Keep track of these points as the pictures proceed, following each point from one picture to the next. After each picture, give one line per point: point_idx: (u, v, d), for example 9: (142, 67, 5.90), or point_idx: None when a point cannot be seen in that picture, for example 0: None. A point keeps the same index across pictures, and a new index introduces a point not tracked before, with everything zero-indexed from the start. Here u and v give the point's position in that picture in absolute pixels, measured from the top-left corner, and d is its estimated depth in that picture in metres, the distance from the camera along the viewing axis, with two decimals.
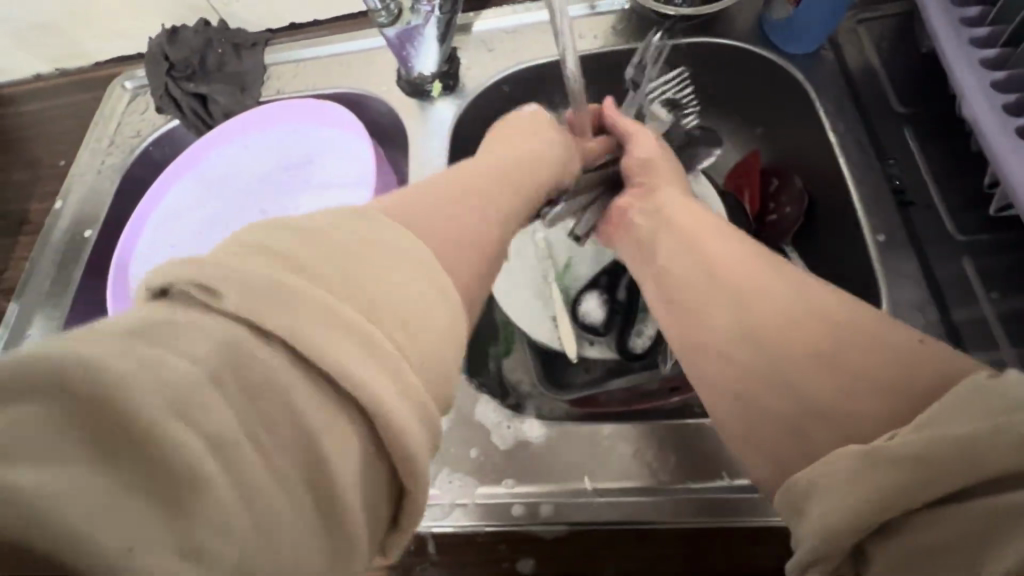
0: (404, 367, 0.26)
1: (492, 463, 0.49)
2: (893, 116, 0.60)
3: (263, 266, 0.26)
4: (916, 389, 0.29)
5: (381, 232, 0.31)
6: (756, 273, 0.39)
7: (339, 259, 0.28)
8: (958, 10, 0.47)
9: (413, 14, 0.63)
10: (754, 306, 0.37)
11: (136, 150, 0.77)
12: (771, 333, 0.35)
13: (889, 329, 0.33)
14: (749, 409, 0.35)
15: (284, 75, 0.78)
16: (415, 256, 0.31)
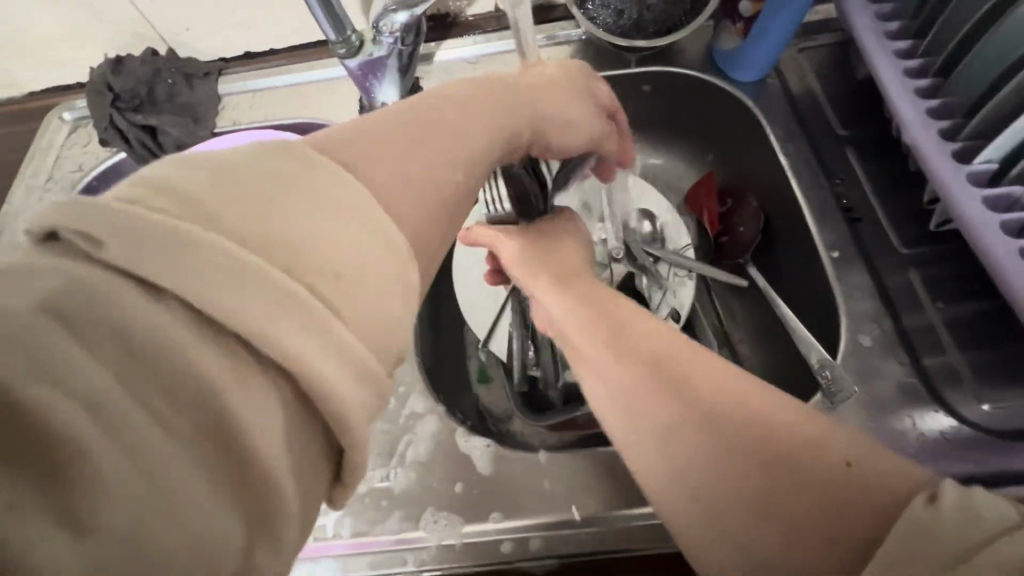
0: (341, 334, 0.23)
1: (477, 498, 0.47)
2: (835, 138, 0.64)
3: (142, 197, 0.23)
4: (867, 530, 0.29)
5: (303, 173, 0.27)
6: (670, 391, 0.38)
7: (246, 200, 0.24)
8: (893, 43, 0.50)
9: (375, 46, 0.63)
10: (679, 439, 0.36)
11: (77, 184, 0.72)
12: (706, 479, 0.35)
13: (821, 449, 0.33)
14: (702, 554, 0.35)
15: (240, 106, 0.76)
16: (366, 217, 0.27)
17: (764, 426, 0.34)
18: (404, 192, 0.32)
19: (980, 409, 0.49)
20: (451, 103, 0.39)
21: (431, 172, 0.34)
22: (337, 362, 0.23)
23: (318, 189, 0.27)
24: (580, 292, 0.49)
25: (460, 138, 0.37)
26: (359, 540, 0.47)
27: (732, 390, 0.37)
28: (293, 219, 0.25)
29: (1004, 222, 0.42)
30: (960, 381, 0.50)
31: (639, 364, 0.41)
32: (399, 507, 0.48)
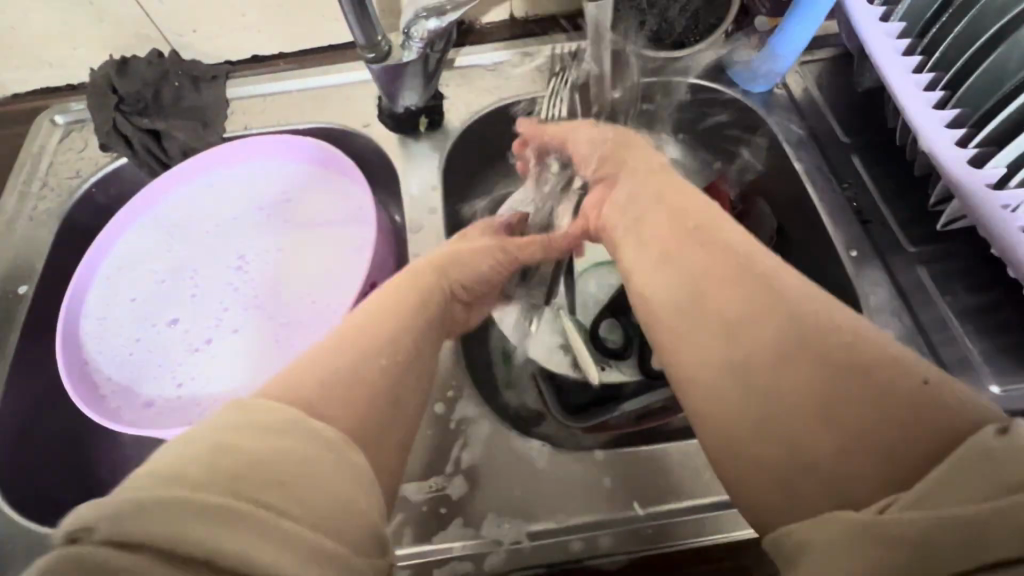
0: (286, 526, 0.28)
1: (538, 500, 0.48)
2: (841, 145, 0.68)
3: (153, 480, 0.28)
4: (923, 450, 0.30)
5: (281, 422, 0.33)
6: (738, 295, 0.39)
7: (225, 453, 0.30)
8: (904, 58, 0.54)
9: (404, 51, 0.62)
10: (743, 336, 0.38)
11: (76, 191, 0.68)
12: (761, 377, 0.36)
13: (893, 372, 0.33)
14: (736, 449, 0.36)
15: (250, 111, 0.73)
16: (312, 438, 0.33)
17: (839, 344, 0.35)
18: (323, 397, 0.36)
19: (991, 392, 0.53)
20: (373, 315, 0.43)
21: (338, 369, 0.37)
22: (274, 540, 0.27)
23: (284, 443, 0.32)
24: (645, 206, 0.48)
25: (371, 332, 0.41)
26: (420, 551, 0.46)
27: (816, 312, 0.36)
28: (260, 451, 0.30)
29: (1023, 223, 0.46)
30: (971, 366, 0.54)
31: (711, 267, 0.41)
32: (459, 515, 0.47)
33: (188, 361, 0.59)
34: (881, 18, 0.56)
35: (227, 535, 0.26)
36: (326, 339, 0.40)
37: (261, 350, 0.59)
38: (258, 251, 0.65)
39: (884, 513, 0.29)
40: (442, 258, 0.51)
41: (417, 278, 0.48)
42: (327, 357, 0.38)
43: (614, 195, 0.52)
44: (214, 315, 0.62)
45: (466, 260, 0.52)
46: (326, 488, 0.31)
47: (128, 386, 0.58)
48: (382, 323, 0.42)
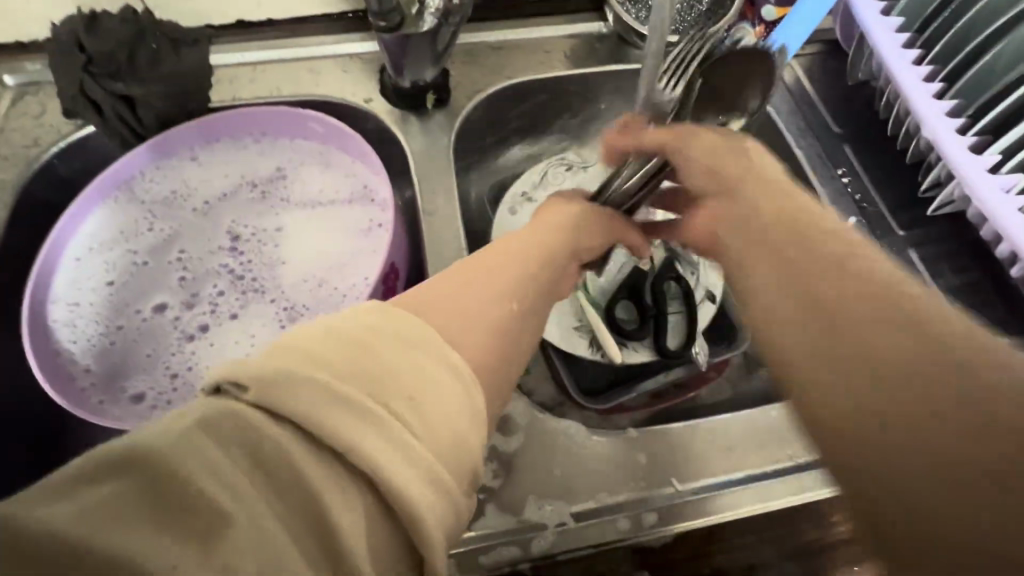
0: (412, 446, 0.28)
1: (577, 479, 0.47)
2: (833, 135, 0.72)
3: (285, 362, 0.28)
4: None
5: (406, 328, 0.32)
6: (883, 321, 0.30)
7: (362, 356, 0.30)
8: (905, 51, 0.58)
9: (419, 22, 0.59)
10: (896, 369, 0.29)
11: (35, 162, 0.60)
12: (914, 419, 0.28)
13: None
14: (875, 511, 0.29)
15: (236, 79, 0.68)
16: (439, 350, 0.32)
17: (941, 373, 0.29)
18: (456, 325, 0.35)
19: None
20: (514, 253, 0.43)
21: (476, 306, 0.37)
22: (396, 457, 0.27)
23: (400, 367, 0.30)
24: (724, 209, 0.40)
25: (510, 277, 0.40)
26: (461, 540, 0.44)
27: (968, 338, 0.29)
28: (394, 365, 0.30)
29: (1021, 205, 0.50)
30: None
31: (831, 270, 0.33)
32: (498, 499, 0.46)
33: (180, 351, 0.54)
34: (882, 12, 0.59)
35: (359, 432, 0.27)
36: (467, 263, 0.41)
37: (264, 336, 0.55)
38: (255, 231, 0.61)
39: None
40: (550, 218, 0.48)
41: (546, 231, 0.47)
42: (471, 292, 0.37)
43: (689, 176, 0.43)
44: (208, 300, 0.57)
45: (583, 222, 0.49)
46: (451, 429, 0.30)
47: (109, 378, 0.52)
48: (512, 269, 0.41)
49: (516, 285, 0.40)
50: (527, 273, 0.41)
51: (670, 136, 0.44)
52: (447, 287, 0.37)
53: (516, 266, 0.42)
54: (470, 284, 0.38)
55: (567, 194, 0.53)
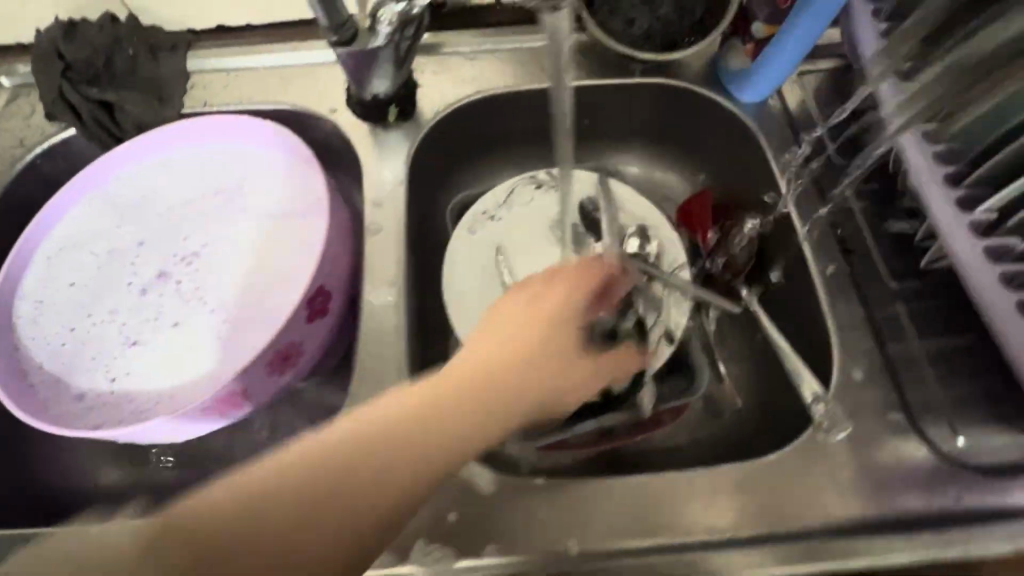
0: None
1: (471, 528, 0.46)
2: (833, 165, 0.64)
3: (204, 521, 0.36)
4: None
5: (314, 491, 0.37)
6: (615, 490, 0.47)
7: (266, 529, 0.36)
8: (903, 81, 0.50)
9: (371, 36, 0.57)
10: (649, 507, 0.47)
11: (19, 162, 0.64)
12: None
13: None
14: None
15: (210, 86, 0.69)
16: (340, 522, 0.38)
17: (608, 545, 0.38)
18: (364, 503, 0.38)
19: (956, 442, 0.51)
20: (466, 397, 0.43)
21: (398, 481, 0.39)
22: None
23: (305, 535, 0.37)
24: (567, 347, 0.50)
25: (450, 432, 0.42)
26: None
27: None
28: (306, 531, 0.37)
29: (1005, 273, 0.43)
30: (936, 409, 0.52)
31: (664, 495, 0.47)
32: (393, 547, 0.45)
33: (124, 354, 0.57)
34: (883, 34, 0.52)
35: None
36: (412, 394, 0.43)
37: (203, 349, 0.57)
38: (209, 240, 0.63)
39: None
40: (519, 334, 0.48)
41: (501, 348, 0.47)
42: (398, 456, 0.40)
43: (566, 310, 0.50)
44: (156, 307, 0.60)
45: (571, 320, 0.50)
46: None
47: (56, 376, 0.56)
48: (459, 426, 0.42)
49: (447, 440, 0.41)
50: (469, 430, 0.42)
51: (563, 291, 0.51)
52: (388, 421, 0.41)
53: (457, 409, 0.42)
54: (406, 429, 0.41)
55: (568, 301, 0.51)
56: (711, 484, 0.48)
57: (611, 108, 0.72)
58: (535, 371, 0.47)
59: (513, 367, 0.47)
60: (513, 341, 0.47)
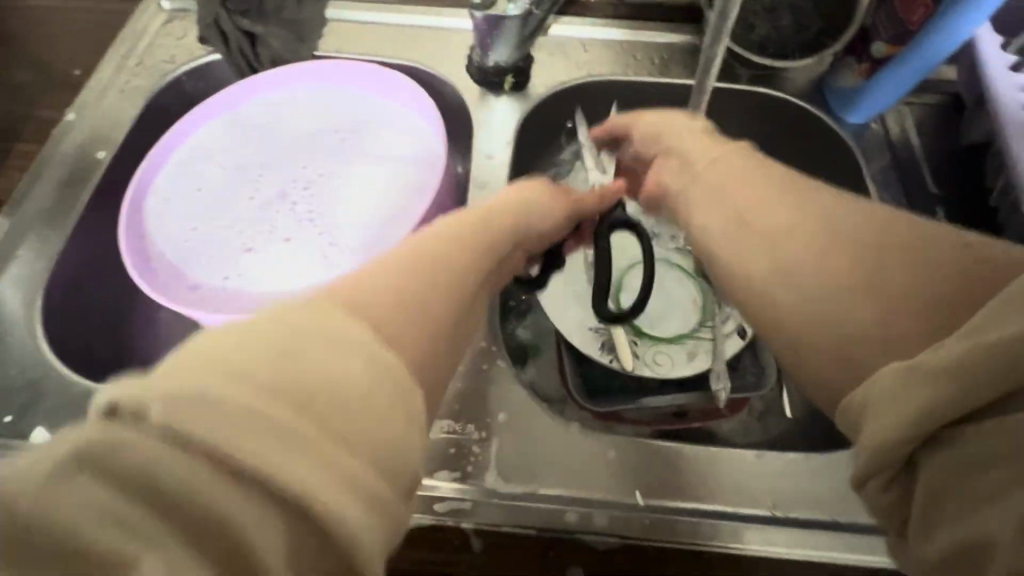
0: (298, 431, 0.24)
1: (542, 468, 0.48)
2: (927, 195, 0.65)
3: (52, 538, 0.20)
4: (972, 290, 0.28)
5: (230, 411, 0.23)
6: (742, 166, 0.42)
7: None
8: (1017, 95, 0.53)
9: (511, 5, 0.63)
10: (739, 189, 0.40)
11: (166, 76, 0.71)
12: (877, 232, 0.32)
13: (930, 237, 0.31)
14: (790, 272, 0.34)
15: (343, 35, 0.75)
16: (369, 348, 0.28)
17: (904, 230, 0.32)
18: (391, 305, 0.32)
19: None
20: (450, 243, 0.40)
21: (428, 289, 0.35)
22: (335, 476, 0.24)
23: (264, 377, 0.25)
24: (493, 250, 0.44)
25: (460, 271, 0.39)
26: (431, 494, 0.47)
27: (857, 207, 0.34)
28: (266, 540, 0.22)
29: None
30: None
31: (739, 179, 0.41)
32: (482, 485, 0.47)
33: (237, 258, 0.62)
34: (1000, 47, 0.55)
35: (206, 490, 0.22)
36: (405, 259, 0.36)
37: (307, 265, 0.61)
38: (326, 170, 0.67)
39: (923, 323, 0.28)
40: (498, 210, 0.46)
41: (479, 229, 0.43)
42: (419, 270, 0.36)
43: (450, 237, 0.41)
44: (271, 222, 0.64)
45: (520, 206, 0.48)
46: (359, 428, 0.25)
47: (177, 268, 0.61)
48: (474, 251, 0.41)
49: (524, 218, 0.48)
50: (470, 274, 0.39)
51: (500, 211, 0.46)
52: (439, 263, 0.38)
53: (457, 288, 0.37)
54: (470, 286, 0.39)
55: (524, 197, 0.49)
56: (782, 468, 0.48)
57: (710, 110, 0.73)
58: (487, 242, 0.43)
59: (498, 231, 0.45)
60: (493, 219, 0.45)
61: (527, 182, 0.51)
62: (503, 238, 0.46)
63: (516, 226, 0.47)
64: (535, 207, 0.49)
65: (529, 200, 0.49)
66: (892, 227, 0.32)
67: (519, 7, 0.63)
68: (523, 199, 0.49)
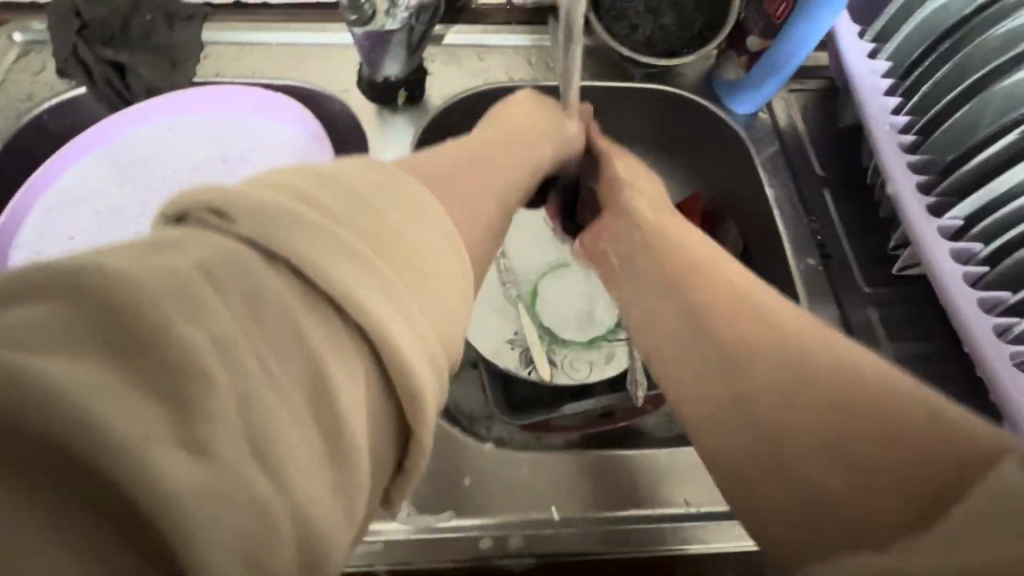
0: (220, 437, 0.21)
1: (455, 496, 0.47)
2: (814, 177, 0.68)
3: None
4: (937, 463, 0.26)
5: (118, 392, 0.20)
6: (683, 252, 0.44)
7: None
8: (877, 79, 0.55)
9: (389, 19, 0.60)
10: (698, 294, 0.40)
11: (25, 116, 0.65)
12: (820, 374, 0.31)
13: (869, 367, 0.30)
14: (749, 417, 0.33)
15: (224, 58, 0.71)
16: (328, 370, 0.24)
17: (872, 379, 0.30)
18: (440, 191, 0.35)
19: None
20: (468, 159, 0.40)
21: (467, 183, 0.38)
22: (256, 503, 0.20)
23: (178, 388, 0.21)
24: (512, 164, 0.44)
25: (490, 179, 0.40)
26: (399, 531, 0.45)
27: (817, 342, 0.32)
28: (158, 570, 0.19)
29: (956, 250, 0.47)
30: None
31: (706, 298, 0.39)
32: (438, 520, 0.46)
33: None
34: (857, 36, 0.57)
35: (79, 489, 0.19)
36: (438, 160, 0.38)
37: None
38: None
39: (880, 511, 0.27)
40: (506, 134, 0.47)
41: (495, 146, 0.44)
42: (456, 168, 0.38)
43: (473, 151, 0.42)
44: None
45: (525, 129, 0.49)
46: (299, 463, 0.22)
47: None
48: (495, 165, 0.42)
49: (527, 137, 0.48)
50: (501, 172, 0.42)
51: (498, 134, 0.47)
52: (467, 171, 0.39)
53: (490, 184, 0.40)
54: (520, 195, 0.43)
55: (524, 112, 0.52)
56: (691, 465, 0.49)
57: (609, 109, 0.74)
58: (510, 158, 0.44)
59: (512, 150, 0.46)
60: (506, 143, 0.46)
61: (522, 97, 0.53)
62: (519, 149, 0.46)
63: (523, 142, 0.47)
64: (535, 111, 0.52)
65: (524, 118, 0.51)
66: (839, 371, 0.30)
67: (399, 20, 0.60)
68: (524, 112, 0.52)
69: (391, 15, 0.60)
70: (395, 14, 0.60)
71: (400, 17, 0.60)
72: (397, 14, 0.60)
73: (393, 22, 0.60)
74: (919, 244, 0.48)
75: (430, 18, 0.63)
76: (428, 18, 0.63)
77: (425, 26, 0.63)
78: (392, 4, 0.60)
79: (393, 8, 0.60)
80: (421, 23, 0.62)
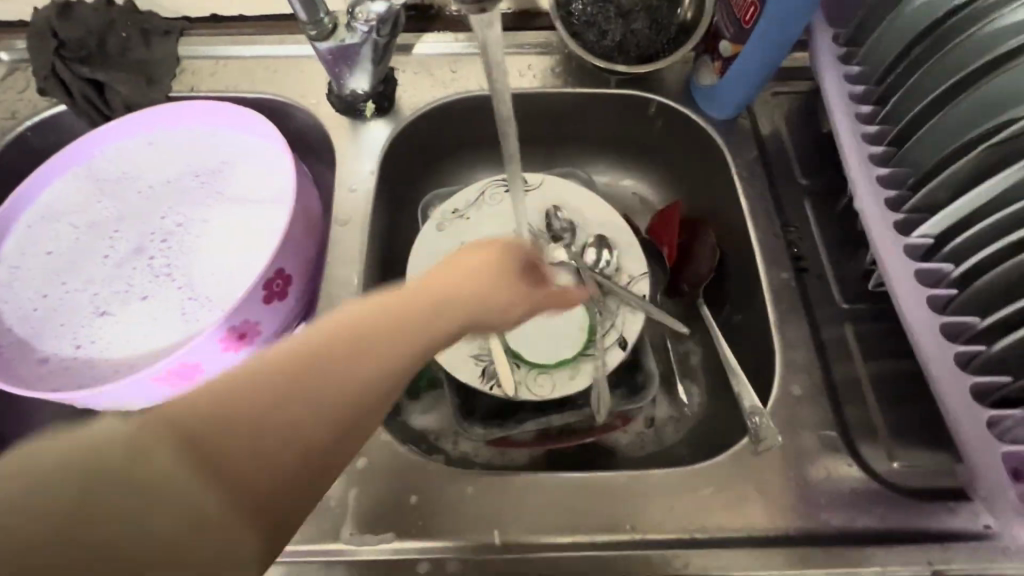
0: None
1: (400, 515, 0.47)
2: (795, 186, 0.65)
3: None
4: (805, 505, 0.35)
5: None
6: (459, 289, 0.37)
7: None
8: (849, 86, 0.52)
9: (349, 33, 0.60)
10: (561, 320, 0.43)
11: (8, 133, 0.67)
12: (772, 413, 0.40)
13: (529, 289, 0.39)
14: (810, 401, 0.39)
15: (199, 72, 0.71)
16: None
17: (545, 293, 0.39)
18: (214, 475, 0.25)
19: (891, 466, 0.51)
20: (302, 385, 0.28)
21: (272, 462, 0.27)
22: None
23: None
24: (350, 385, 0.29)
25: (312, 434, 0.28)
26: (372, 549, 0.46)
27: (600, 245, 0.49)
28: None
29: (920, 270, 0.45)
30: (875, 433, 0.52)
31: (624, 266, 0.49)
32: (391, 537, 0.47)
33: (89, 323, 0.59)
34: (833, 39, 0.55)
35: None
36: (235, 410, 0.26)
37: (164, 324, 0.59)
38: (184, 220, 0.64)
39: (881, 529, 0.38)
40: (392, 310, 0.32)
41: (341, 346, 0.30)
42: (276, 420, 0.27)
43: (304, 369, 0.29)
44: (127, 280, 0.61)
45: (423, 299, 0.34)
46: None
47: (26, 341, 0.58)
48: (323, 396, 0.28)
49: (420, 318, 0.33)
50: (334, 416, 0.28)
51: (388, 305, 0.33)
52: (268, 426, 0.27)
53: (297, 437, 0.27)
54: (348, 441, 0.29)
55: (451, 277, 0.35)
56: (641, 489, 0.48)
57: (584, 116, 0.72)
58: (363, 371, 0.30)
59: (367, 348, 0.31)
60: (366, 334, 0.31)
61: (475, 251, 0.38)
62: (393, 345, 0.32)
63: (406, 326, 0.32)
64: (466, 276, 0.36)
65: (452, 287, 0.35)
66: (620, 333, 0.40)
67: (359, 34, 0.59)
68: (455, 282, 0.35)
69: (350, 29, 0.59)
70: (355, 26, 0.59)
71: (359, 29, 0.59)
72: (357, 27, 0.59)
73: (354, 36, 0.60)
74: (883, 264, 0.46)
75: (393, 26, 0.61)
76: (390, 28, 0.61)
77: (389, 35, 0.62)
78: (351, 17, 0.59)
79: (353, 21, 0.59)
80: (383, 33, 0.61)
